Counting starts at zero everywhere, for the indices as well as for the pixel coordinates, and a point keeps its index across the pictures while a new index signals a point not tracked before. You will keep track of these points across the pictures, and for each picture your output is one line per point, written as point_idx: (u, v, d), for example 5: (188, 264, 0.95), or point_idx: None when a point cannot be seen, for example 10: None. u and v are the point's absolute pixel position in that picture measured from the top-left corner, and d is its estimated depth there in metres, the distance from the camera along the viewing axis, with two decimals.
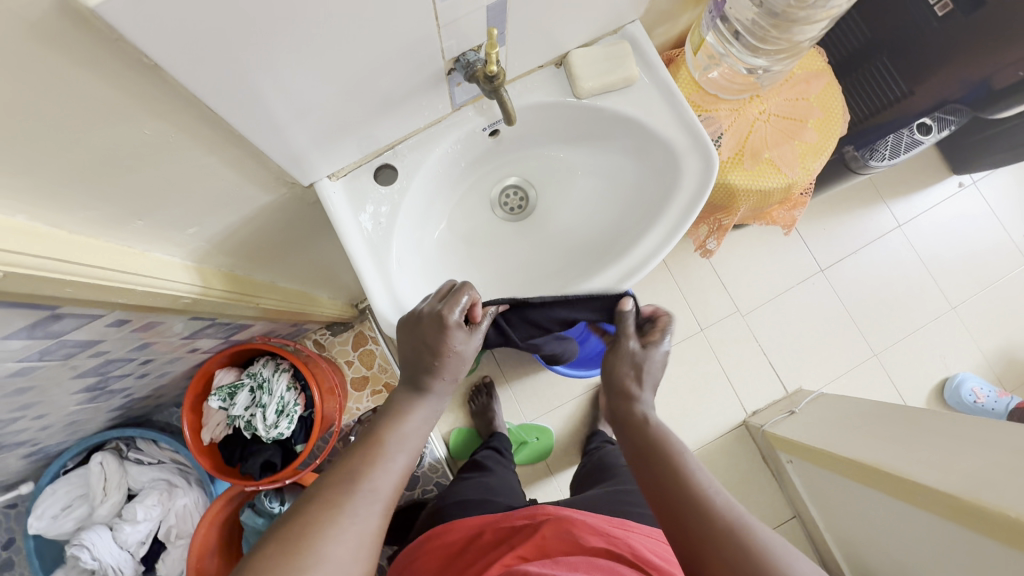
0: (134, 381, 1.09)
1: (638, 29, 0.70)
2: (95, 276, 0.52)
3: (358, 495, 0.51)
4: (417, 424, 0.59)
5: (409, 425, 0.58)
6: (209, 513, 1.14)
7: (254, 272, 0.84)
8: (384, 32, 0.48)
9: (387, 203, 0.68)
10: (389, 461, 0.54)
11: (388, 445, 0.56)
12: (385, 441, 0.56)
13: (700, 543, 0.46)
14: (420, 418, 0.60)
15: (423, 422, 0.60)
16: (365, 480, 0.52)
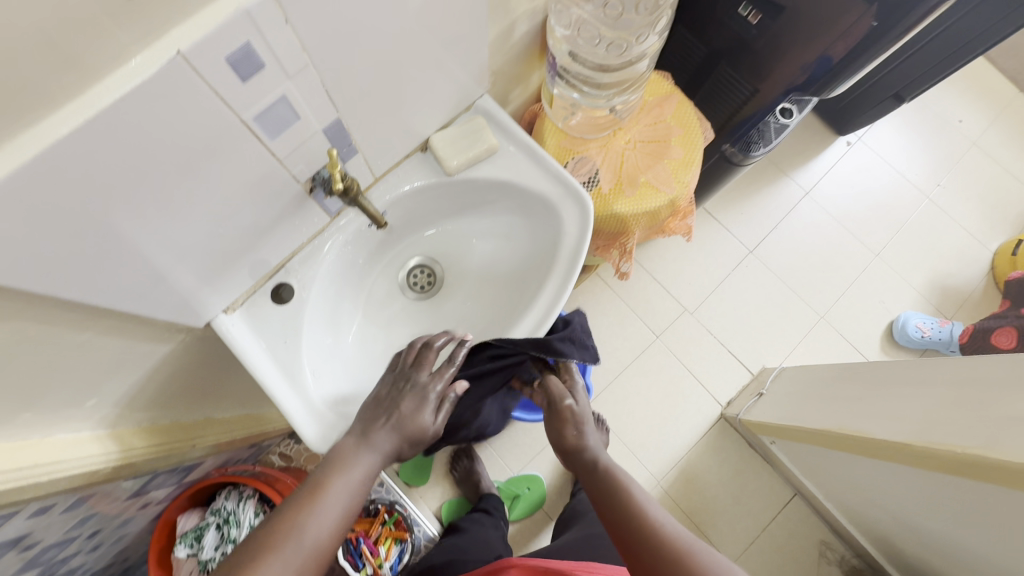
0: (87, 556, 1.02)
1: (489, 101, 0.75)
2: None
3: (295, 546, 0.53)
4: (362, 477, 0.61)
5: (349, 476, 0.59)
6: None
7: (181, 415, 0.81)
8: (229, 180, 0.50)
9: (290, 321, 0.68)
10: (324, 513, 0.56)
11: (332, 500, 0.57)
12: (327, 494, 0.57)
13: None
14: (356, 474, 0.60)
15: (367, 479, 0.61)
16: (303, 530, 0.54)
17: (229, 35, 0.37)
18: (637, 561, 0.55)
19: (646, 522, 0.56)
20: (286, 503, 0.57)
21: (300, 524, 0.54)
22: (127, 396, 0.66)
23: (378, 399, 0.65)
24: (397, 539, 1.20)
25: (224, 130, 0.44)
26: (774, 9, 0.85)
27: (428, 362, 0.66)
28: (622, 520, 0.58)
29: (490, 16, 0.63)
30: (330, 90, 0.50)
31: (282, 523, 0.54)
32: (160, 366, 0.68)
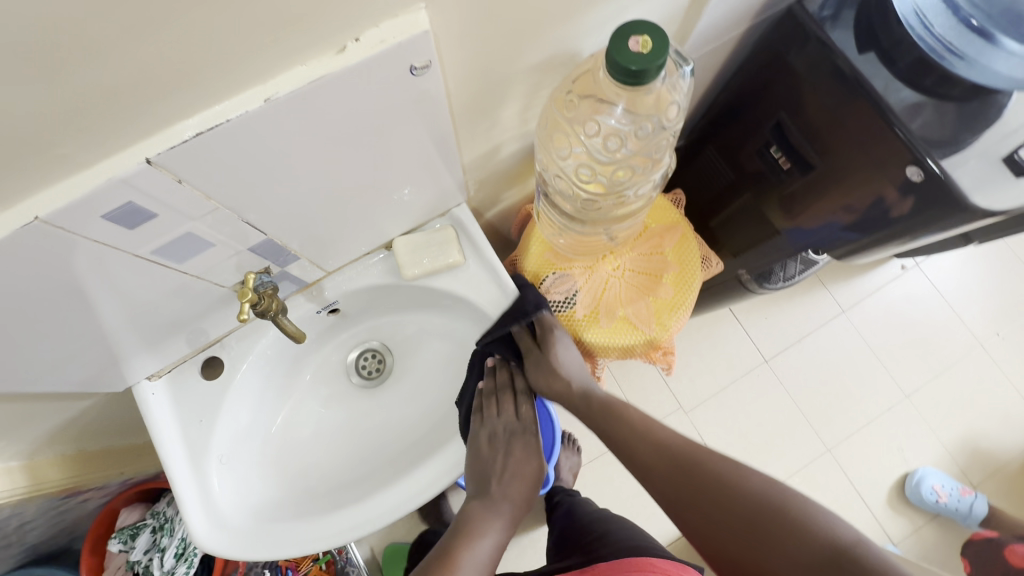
0: (26, 533, 1.06)
1: (465, 212, 0.71)
2: None
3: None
4: (491, 547, 0.63)
5: (471, 549, 0.61)
6: None
7: (112, 444, 0.82)
8: (135, 290, 0.48)
9: (211, 399, 0.67)
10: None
11: (464, 570, 0.59)
12: (456, 565, 0.59)
13: (734, 499, 0.57)
14: (483, 544, 0.63)
15: (492, 544, 0.63)
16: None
17: (100, 199, 0.35)
18: (723, 511, 0.57)
19: (693, 476, 0.60)
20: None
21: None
22: (42, 438, 0.67)
23: (487, 465, 0.68)
24: None
25: (115, 261, 0.42)
26: (807, 161, 0.74)
27: (497, 408, 0.72)
28: (671, 490, 0.61)
29: (465, 144, 0.59)
30: (252, 220, 0.47)
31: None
32: (82, 413, 0.68)
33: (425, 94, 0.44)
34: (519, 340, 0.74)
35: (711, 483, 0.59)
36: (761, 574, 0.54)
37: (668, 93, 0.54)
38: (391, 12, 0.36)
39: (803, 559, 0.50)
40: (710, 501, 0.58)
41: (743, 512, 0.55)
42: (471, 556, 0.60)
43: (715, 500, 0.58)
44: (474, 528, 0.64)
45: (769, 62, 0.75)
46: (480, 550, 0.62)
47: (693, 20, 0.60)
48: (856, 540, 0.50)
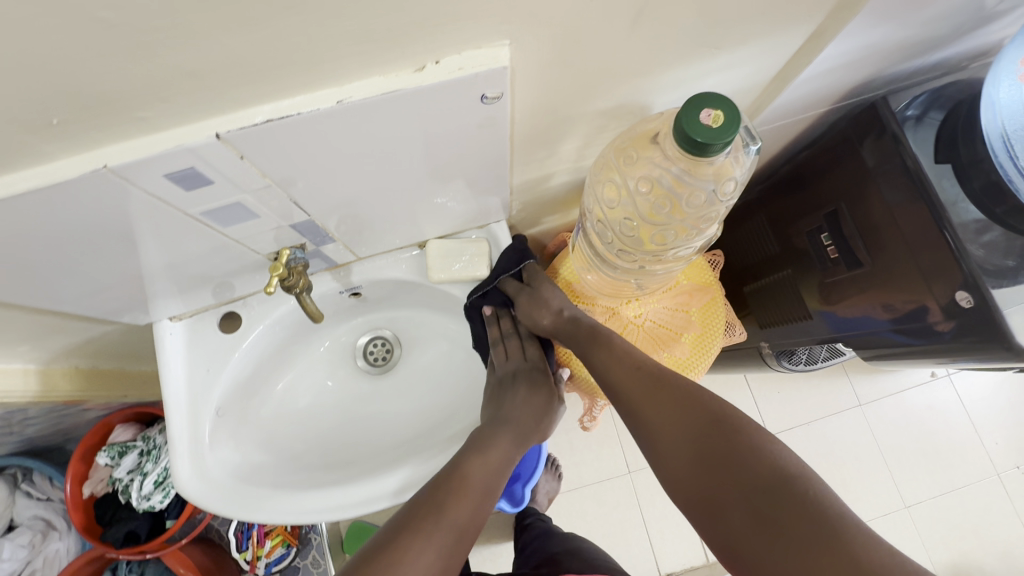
0: (27, 427, 1.12)
1: (502, 229, 0.71)
2: None
3: (446, 532, 0.52)
4: (504, 461, 0.62)
5: (474, 465, 0.59)
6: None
7: (121, 367, 0.86)
8: (180, 244, 0.51)
9: (221, 351, 0.69)
10: (472, 499, 0.57)
11: (473, 485, 0.57)
12: (458, 482, 0.57)
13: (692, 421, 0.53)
14: (484, 463, 0.60)
15: (502, 458, 0.63)
16: (458, 514, 0.54)
17: (165, 161, 0.36)
18: (682, 432, 0.53)
19: (663, 396, 0.57)
20: (425, 488, 0.57)
21: (445, 510, 0.54)
22: (61, 349, 0.70)
23: (497, 394, 0.68)
24: (284, 541, 1.33)
25: (165, 214, 0.44)
26: (856, 255, 0.72)
27: (506, 351, 0.72)
28: (641, 407, 0.58)
29: (517, 167, 0.59)
30: (297, 202, 0.48)
31: (421, 509, 0.53)
32: (102, 334, 0.71)
33: (489, 120, 0.45)
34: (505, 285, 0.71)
35: (678, 405, 0.55)
36: (702, 497, 0.50)
37: (728, 167, 0.54)
38: (475, 44, 0.37)
39: (747, 480, 0.46)
40: (675, 416, 0.54)
41: (700, 436, 0.51)
42: (483, 469, 0.59)
43: (677, 420, 0.54)
44: (485, 439, 0.62)
45: (841, 148, 0.73)
46: (494, 467, 0.61)
47: (772, 94, 0.60)
48: (805, 471, 0.45)
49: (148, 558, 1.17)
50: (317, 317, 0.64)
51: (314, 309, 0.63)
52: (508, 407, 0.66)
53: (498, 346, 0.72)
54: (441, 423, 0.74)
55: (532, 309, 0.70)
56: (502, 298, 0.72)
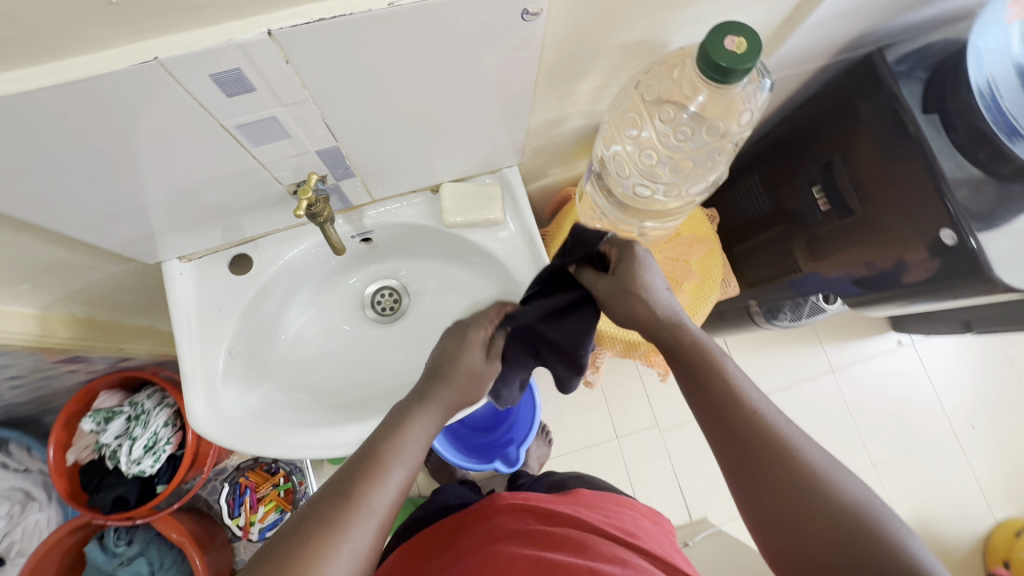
0: (7, 391, 1.07)
1: (515, 175, 0.73)
2: None
3: (361, 527, 0.47)
4: (420, 443, 0.56)
5: (407, 447, 0.54)
6: (46, 541, 1.11)
7: (117, 318, 0.84)
8: (204, 166, 0.50)
9: (233, 292, 0.68)
10: (388, 477, 0.51)
11: (396, 470, 0.52)
12: (385, 466, 0.51)
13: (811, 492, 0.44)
14: (414, 445, 0.55)
15: (425, 439, 0.56)
16: (369, 498, 0.48)
17: (215, 58, 0.37)
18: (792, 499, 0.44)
19: (738, 403, 0.49)
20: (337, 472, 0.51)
21: (361, 500, 0.48)
22: (63, 291, 0.69)
23: (440, 356, 0.63)
24: (278, 506, 1.32)
25: (200, 126, 0.44)
26: (846, 206, 0.77)
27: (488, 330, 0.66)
28: (746, 442, 0.47)
29: (536, 105, 0.61)
30: (330, 122, 0.49)
31: (338, 501, 0.47)
32: (105, 276, 0.69)
33: (523, 41, 0.46)
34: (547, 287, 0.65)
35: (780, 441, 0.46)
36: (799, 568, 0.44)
37: (741, 102, 0.56)
38: None
39: None
40: (788, 480, 0.45)
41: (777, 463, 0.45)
42: (401, 446, 0.54)
43: (779, 458, 0.46)
44: (400, 422, 0.56)
45: (835, 103, 0.77)
46: (412, 449, 0.54)
47: (779, 40, 0.63)
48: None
49: (138, 523, 1.15)
50: (339, 252, 0.67)
51: (335, 237, 0.64)
52: (445, 378, 0.61)
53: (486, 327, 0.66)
54: None
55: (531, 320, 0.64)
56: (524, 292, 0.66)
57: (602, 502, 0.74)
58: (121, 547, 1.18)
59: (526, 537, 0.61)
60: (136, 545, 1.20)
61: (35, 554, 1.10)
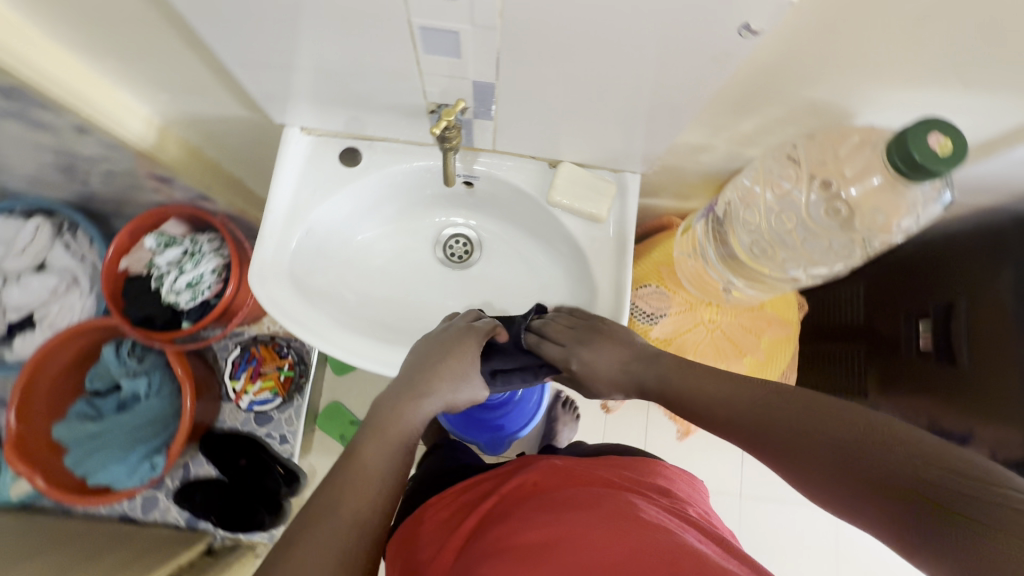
0: (98, 182, 1.15)
1: (634, 182, 0.71)
2: (56, 97, 0.60)
3: (338, 531, 0.50)
4: (390, 450, 0.57)
5: (380, 444, 0.57)
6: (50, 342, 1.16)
7: (217, 159, 0.88)
8: (368, 51, 0.51)
9: (333, 178, 0.70)
10: (369, 487, 0.54)
11: (371, 470, 0.54)
12: (358, 470, 0.54)
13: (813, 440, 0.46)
14: (391, 438, 0.58)
15: (405, 437, 0.59)
16: (343, 508, 0.51)
17: None
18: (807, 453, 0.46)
19: (743, 397, 0.53)
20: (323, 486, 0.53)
21: (336, 506, 0.51)
22: (188, 116, 0.72)
23: (437, 340, 0.64)
24: (273, 388, 1.37)
25: (390, 13, 0.44)
26: (950, 357, 0.73)
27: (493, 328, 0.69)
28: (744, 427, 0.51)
29: (689, 125, 0.59)
30: (501, 60, 0.49)
31: (320, 507, 0.51)
32: (228, 118, 0.72)
33: (720, 55, 0.45)
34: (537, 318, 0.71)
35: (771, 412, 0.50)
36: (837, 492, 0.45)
37: (909, 206, 0.51)
38: None
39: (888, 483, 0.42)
40: (798, 437, 0.47)
41: (798, 428, 0.48)
42: (378, 453, 0.56)
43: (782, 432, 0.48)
44: (393, 420, 0.59)
45: (989, 246, 0.72)
46: (388, 446, 0.57)
47: (972, 159, 0.58)
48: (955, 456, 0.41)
49: (155, 346, 1.22)
50: (448, 183, 0.68)
51: (452, 168, 0.64)
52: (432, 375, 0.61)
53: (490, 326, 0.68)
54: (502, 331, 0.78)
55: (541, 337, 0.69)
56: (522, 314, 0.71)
57: (641, 466, 0.72)
58: (126, 363, 1.26)
59: (543, 506, 0.58)
60: (139, 369, 1.26)
61: (33, 354, 1.14)
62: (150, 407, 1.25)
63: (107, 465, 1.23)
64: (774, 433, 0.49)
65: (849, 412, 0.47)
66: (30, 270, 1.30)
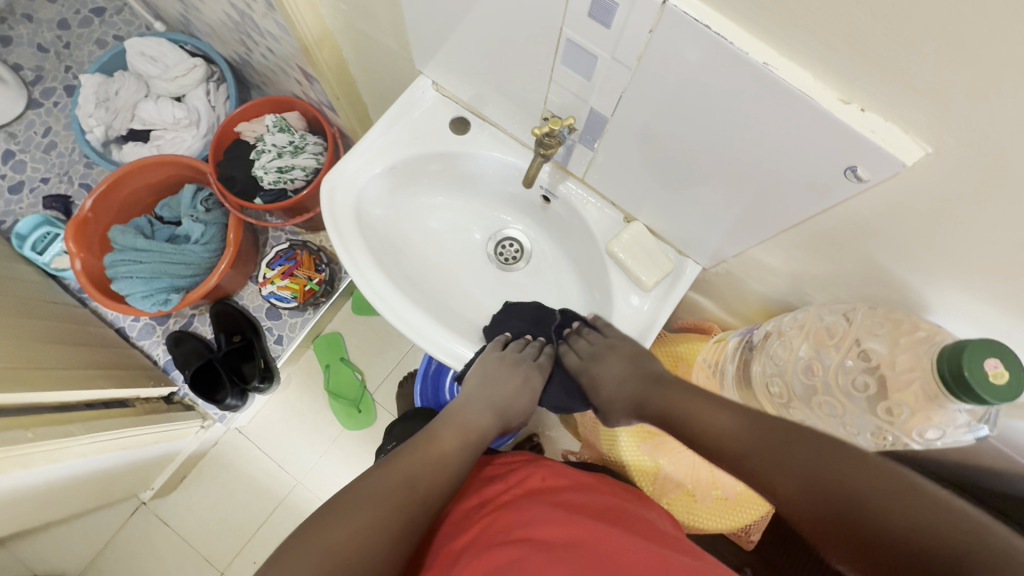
0: (259, 54, 1.28)
1: (692, 271, 0.70)
2: None
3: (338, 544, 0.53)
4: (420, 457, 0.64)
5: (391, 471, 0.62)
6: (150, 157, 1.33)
7: (356, 77, 0.96)
8: (517, 43, 0.55)
9: (436, 137, 0.76)
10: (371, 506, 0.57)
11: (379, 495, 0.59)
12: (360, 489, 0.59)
13: (834, 483, 0.46)
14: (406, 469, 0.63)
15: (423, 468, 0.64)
16: (345, 525, 0.54)
17: None
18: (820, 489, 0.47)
19: (804, 469, 0.49)
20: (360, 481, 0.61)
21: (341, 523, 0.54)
22: (351, 31, 0.80)
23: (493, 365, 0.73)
24: (293, 291, 1.43)
25: (549, 16, 0.48)
26: None
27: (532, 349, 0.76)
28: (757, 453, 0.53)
29: (767, 243, 0.58)
30: (623, 101, 0.51)
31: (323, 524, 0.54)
32: (381, 48, 0.79)
33: (820, 189, 0.45)
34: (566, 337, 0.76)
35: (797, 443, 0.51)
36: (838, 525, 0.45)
37: (940, 418, 0.48)
38: (909, 127, 0.36)
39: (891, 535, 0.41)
40: (811, 473, 0.48)
41: (864, 510, 0.44)
42: (452, 437, 0.69)
43: (804, 463, 0.49)
44: (460, 414, 0.72)
45: None
46: (459, 436, 0.69)
47: None
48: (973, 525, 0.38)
49: (224, 204, 1.31)
50: (527, 184, 0.72)
51: (535, 173, 0.68)
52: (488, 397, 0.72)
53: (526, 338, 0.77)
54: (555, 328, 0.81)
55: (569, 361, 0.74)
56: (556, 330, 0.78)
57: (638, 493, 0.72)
58: (195, 208, 1.38)
59: (556, 507, 0.60)
60: (202, 216, 1.37)
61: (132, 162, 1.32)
62: (194, 252, 1.33)
63: (131, 277, 1.28)
64: (789, 462, 0.50)
65: (931, 505, 0.41)
66: (170, 97, 1.51)
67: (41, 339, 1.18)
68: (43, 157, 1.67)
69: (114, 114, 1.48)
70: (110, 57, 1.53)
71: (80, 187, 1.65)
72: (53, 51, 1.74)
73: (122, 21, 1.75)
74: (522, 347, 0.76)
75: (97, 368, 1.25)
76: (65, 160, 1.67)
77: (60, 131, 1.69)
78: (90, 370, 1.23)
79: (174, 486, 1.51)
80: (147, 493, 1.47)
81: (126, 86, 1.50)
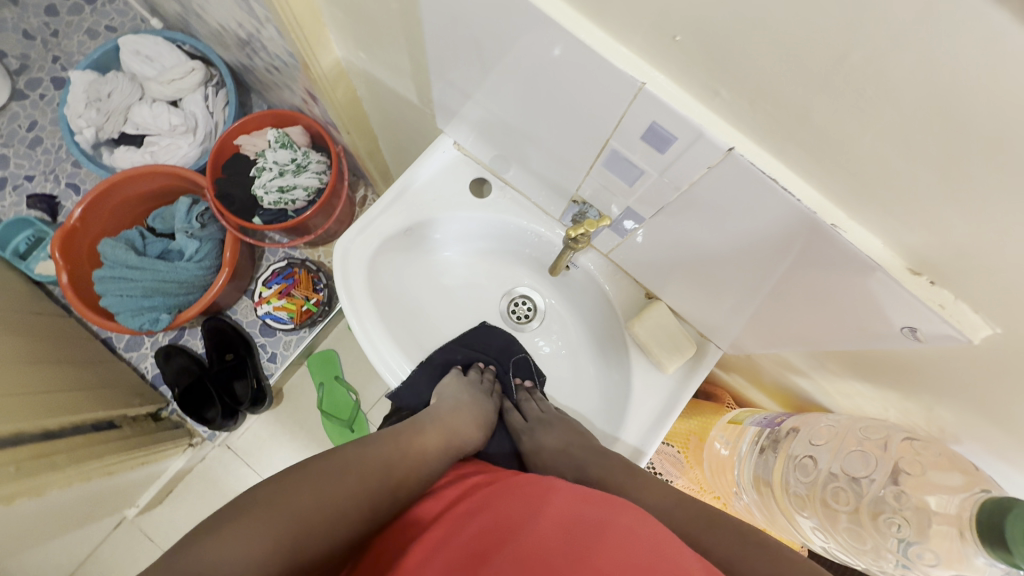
0: (263, 65, 1.22)
1: (712, 356, 0.69)
2: (282, 18, 0.64)
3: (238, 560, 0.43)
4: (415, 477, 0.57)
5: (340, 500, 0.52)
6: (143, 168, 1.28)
7: (370, 112, 0.92)
8: (554, 138, 0.52)
9: (455, 198, 0.73)
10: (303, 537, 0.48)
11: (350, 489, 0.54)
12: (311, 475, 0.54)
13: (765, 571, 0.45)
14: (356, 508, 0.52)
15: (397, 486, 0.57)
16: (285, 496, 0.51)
17: (673, 120, 0.37)
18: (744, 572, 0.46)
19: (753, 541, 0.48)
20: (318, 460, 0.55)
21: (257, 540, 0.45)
22: (369, 77, 0.76)
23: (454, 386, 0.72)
24: (290, 312, 1.39)
25: (594, 125, 0.45)
26: None
27: (485, 382, 0.77)
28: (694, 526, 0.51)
29: (797, 350, 0.57)
30: (664, 210, 0.49)
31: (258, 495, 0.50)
32: (400, 99, 0.75)
33: (872, 330, 0.43)
34: (518, 387, 0.78)
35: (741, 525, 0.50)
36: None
37: (963, 563, 0.45)
38: (979, 307, 0.34)
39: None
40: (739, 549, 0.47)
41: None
42: (434, 436, 0.64)
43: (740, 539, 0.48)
44: (453, 414, 0.68)
45: None
46: (441, 435, 0.64)
47: None
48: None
49: (222, 223, 1.27)
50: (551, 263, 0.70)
51: (562, 257, 0.65)
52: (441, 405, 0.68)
53: (478, 372, 0.78)
54: (513, 376, 0.79)
55: (524, 408, 0.75)
56: (507, 373, 0.79)
57: None
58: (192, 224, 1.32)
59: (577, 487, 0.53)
60: (198, 231, 1.31)
61: (122, 173, 1.27)
62: (187, 270, 1.28)
63: (121, 296, 1.24)
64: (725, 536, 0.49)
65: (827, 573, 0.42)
66: (166, 101, 1.44)
67: (27, 359, 1.13)
68: (28, 152, 1.59)
69: (107, 116, 1.42)
70: (101, 54, 1.45)
71: (67, 186, 1.58)
72: (39, 40, 1.65)
73: (115, 11, 1.67)
74: (474, 376, 0.76)
75: (83, 388, 1.21)
76: (52, 157, 1.60)
77: (46, 126, 1.62)
78: (75, 393, 1.18)
79: (160, 501, 1.48)
80: (133, 509, 1.44)
81: (119, 88, 1.43)
